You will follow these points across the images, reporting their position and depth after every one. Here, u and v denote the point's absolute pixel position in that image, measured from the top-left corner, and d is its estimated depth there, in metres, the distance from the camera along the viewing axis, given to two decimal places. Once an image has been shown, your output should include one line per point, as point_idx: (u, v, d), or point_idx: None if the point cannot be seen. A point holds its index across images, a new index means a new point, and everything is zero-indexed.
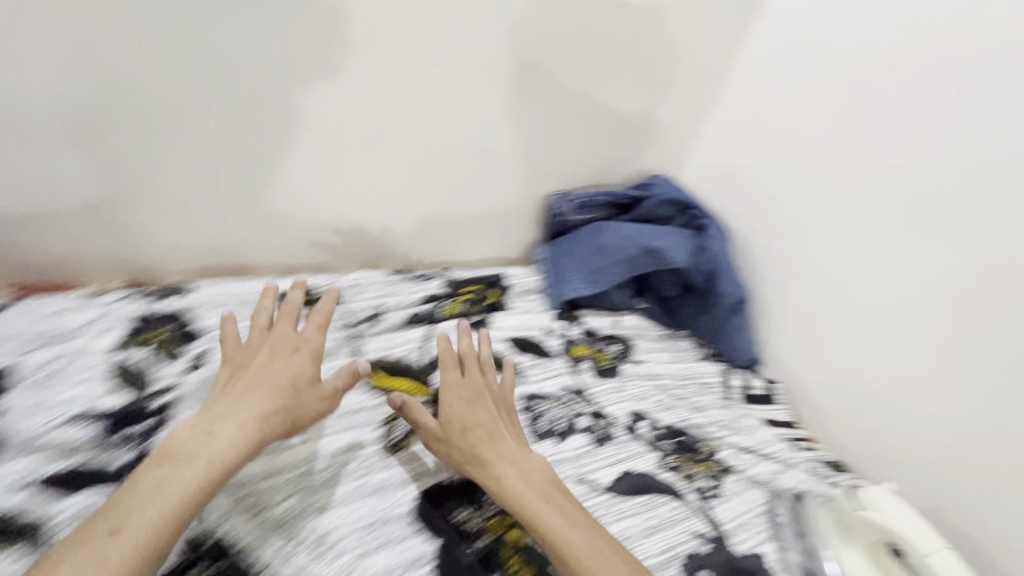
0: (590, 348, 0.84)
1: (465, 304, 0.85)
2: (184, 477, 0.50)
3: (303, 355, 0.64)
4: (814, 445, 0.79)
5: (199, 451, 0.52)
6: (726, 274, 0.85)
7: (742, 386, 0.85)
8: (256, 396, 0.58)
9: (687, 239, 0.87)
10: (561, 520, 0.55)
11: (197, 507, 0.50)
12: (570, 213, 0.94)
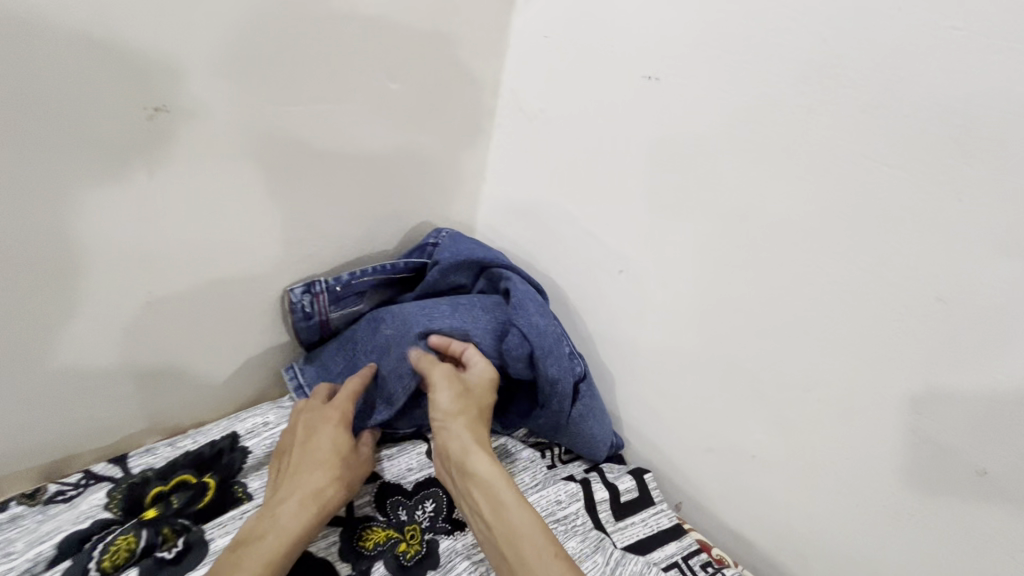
0: (387, 527, 0.55)
1: (150, 527, 0.48)
2: (254, 558, 0.44)
3: (340, 425, 0.55)
4: (713, 553, 0.60)
5: (269, 527, 0.47)
6: (548, 353, 0.60)
7: (608, 496, 0.62)
8: (311, 471, 0.51)
9: (487, 313, 0.63)
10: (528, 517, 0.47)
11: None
12: (324, 311, 0.64)
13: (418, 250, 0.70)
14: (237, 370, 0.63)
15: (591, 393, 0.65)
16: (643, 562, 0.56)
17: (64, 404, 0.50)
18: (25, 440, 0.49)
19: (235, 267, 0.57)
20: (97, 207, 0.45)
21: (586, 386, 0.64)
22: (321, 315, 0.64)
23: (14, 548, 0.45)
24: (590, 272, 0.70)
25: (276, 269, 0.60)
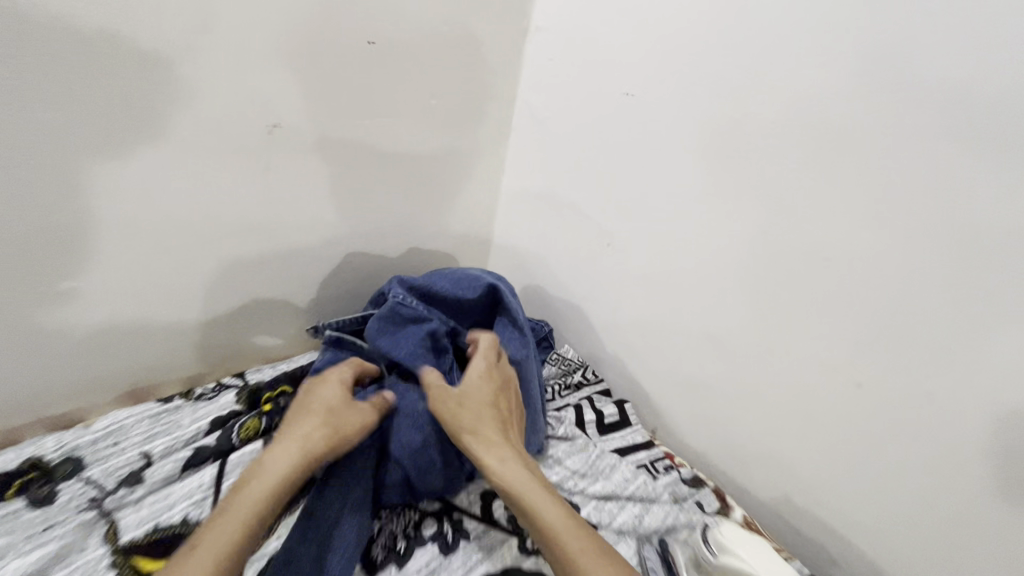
0: None
1: (267, 415, 0.69)
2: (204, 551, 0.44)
3: (327, 419, 0.57)
4: (675, 460, 0.77)
5: (223, 517, 0.47)
6: (425, 472, 0.61)
7: (594, 418, 0.81)
8: (301, 428, 0.55)
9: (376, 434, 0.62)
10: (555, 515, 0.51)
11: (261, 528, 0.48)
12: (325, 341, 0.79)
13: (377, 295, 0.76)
14: (308, 312, 0.85)
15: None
16: (616, 455, 0.74)
17: (203, 325, 0.74)
18: (181, 348, 0.74)
19: (317, 234, 0.79)
20: (229, 190, 0.67)
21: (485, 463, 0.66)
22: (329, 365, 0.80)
23: (181, 422, 0.67)
24: (584, 245, 0.89)
25: (338, 237, 0.82)
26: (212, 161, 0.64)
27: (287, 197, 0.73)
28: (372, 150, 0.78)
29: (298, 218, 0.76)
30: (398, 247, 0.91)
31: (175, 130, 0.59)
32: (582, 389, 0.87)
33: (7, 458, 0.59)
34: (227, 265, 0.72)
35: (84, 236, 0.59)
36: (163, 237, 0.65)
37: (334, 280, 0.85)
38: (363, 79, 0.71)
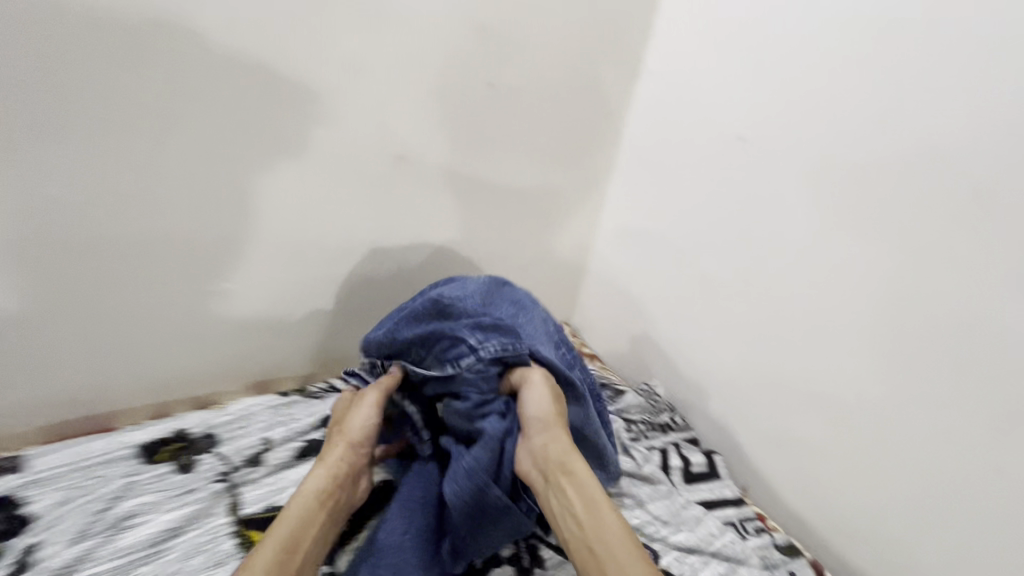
0: None
1: None
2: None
3: (353, 446, 0.59)
4: (766, 523, 0.72)
5: (263, 545, 0.50)
6: None
7: (680, 465, 0.78)
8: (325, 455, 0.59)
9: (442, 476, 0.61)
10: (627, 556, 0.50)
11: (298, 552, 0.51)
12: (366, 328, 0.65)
13: (428, 306, 0.64)
14: None
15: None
16: (702, 507, 0.71)
17: (321, 330, 0.83)
18: (303, 349, 0.84)
19: (427, 257, 0.86)
20: (356, 212, 0.75)
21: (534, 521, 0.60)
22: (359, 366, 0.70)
23: (297, 415, 0.75)
24: (681, 285, 0.88)
25: (444, 259, 0.88)
26: (345, 186, 0.73)
27: (403, 220, 0.80)
28: (484, 183, 0.84)
29: (411, 240, 0.82)
30: (496, 273, 0.95)
31: (319, 156, 0.69)
32: (670, 431, 0.84)
33: (162, 427, 0.70)
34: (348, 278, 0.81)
35: (238, 242, 0.70)
36: (299, 248, 0.74)
37: None
38: (482, 118, 0.77)
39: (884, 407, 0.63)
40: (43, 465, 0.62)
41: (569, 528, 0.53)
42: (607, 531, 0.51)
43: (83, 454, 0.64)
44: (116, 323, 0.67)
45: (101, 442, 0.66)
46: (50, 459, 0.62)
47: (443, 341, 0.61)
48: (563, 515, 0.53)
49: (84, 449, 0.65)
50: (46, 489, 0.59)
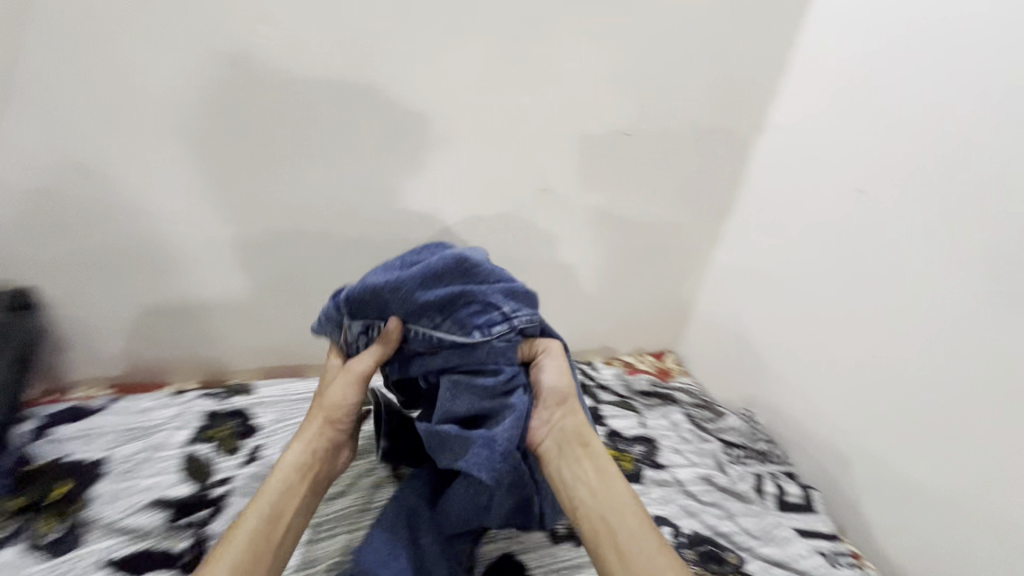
0: (613, 448, 0.85)
1: None
2: (232, 546, 0.51)
3: (332, 421, 0.62)
4: (860, 560, 0.73)
5: (247, 516, 0.54)
6: None
7: (775, 491, 0.82)
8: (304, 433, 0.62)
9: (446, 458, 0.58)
10: (637, 527, 0.54)
11: (276, 530, 0.54)
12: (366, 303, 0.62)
13: (452, 266, 0.61)
14: None
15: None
16: (794, 531, 0.75)
17: None
18: None
19: (553, 270, 1.01)
20: (503, 227, 0.92)
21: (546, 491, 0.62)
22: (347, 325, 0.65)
23: None
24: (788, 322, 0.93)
25: (567, 274, 1.02)
26: (498, 206, 0.90)
27: (538, 238, 0.96)
28: (610, 215, 0.97)
29: (542, 254, 0.98)
30: (610, 292, 1.08)
31: (482, 182, 0.87)
32: (769, 461, 0.88)
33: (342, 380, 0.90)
34: None
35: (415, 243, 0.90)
36: (455, 253, 0.93)
37: (557, 311, 1.07)
38: (615, 159, 0.91)
39: (991, 456, 0.64)
40: (267, 392, 0.83)
41: (581, 499, 0.57)
42: (622, 502, 0.56)
43: (291, 390, 0.85)
44: (319, 294, 0.90)
45: (302, 384, 0.87)
46: (270, 388, 0.84)
47: (473, 306, 0.60)
48: (575, 485, 0.57)
49: (292, 386, 0.86)
50: (267, 409, 0.81)
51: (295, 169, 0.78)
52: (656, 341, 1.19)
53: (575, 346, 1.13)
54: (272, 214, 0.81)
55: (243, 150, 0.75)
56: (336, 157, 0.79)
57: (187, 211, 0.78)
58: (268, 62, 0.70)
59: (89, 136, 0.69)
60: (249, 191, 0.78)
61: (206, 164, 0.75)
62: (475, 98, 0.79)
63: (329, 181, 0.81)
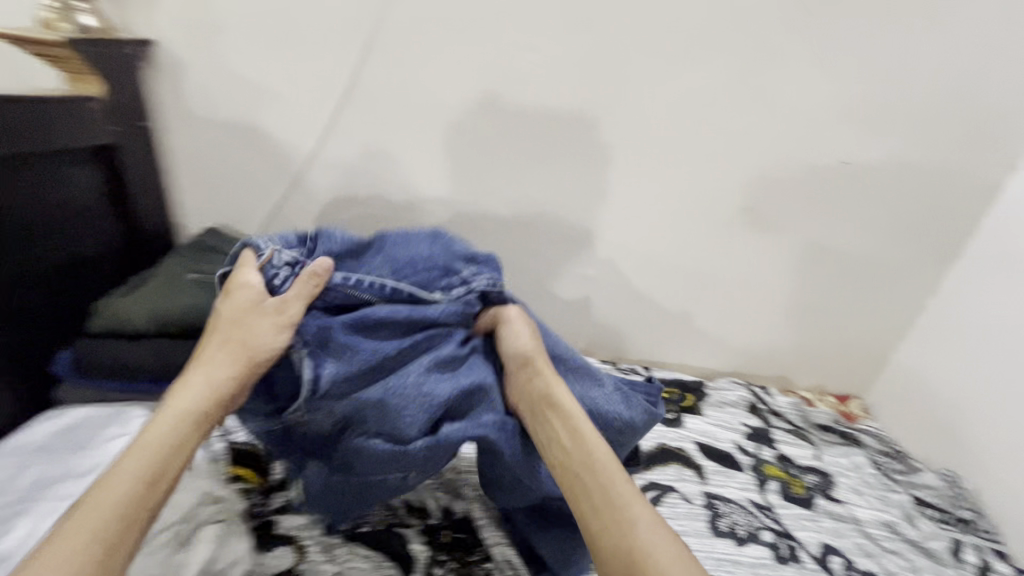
0: (782, 470, 0.85)
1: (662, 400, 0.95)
2: (97, 515, 0.43)
3: (251, 358, 0.56)
4: None
5: (124, 467, 0.47)
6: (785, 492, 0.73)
7: (978, 563, 0.73)
8: (218, 367, 0.55)
9: (331, 416, 0.56)
10: (604, 476, 0.52)
11: (166, 476, 0.48)
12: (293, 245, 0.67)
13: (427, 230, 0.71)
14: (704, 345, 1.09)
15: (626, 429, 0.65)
16: None
17: (637, 323, 1.08)
18: (620, 334, 1.10)
19: (740, 290, 1.03)
20: (701, 238, 0.98)
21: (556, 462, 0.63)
22: (270, 247, 0.64)
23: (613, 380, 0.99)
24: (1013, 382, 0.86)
25: (754, 295, 1.03)
26: (697, 221, 0.96)
27: (735, 254, 0.99)
28: (811, 243, 0.98)
29: (736, 271, 1.01)
30: (799, 320, 1.06)
31: (687, 197, 0.94)
32: (975, 532, 0.79)
33: None
34: (672, 290, 1.04)
35: (613, 244, 1.00)
36: (646, 258, 1.01)
37: (734, 331, 1.08)
38: (827, 188, 0.92)
39: None
40: None
41: (556, 456, 0.56)
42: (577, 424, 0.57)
43: None
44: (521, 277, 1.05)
45: None
46: None
47: (431, 270, 0.66)
48: (550, 446, 0.56)
49: None
50: None
51: (529, 169, 0.94)
52: (842, 381, 1.13)
53: (751, 368, 1.12)
54: (506, 203, 0.97)
55: (494, 150, 0.93)
56: (563, 163, 0.93)
57: (441, 195, 0.98)
58: (532, 80, 0.86)
59: (395, 128, 0.92)
60: (489, 183, 0.96)
61: (463, 160, 0.94)
62: (699, 117, 0.87)
63: (552, 183, 0.95)
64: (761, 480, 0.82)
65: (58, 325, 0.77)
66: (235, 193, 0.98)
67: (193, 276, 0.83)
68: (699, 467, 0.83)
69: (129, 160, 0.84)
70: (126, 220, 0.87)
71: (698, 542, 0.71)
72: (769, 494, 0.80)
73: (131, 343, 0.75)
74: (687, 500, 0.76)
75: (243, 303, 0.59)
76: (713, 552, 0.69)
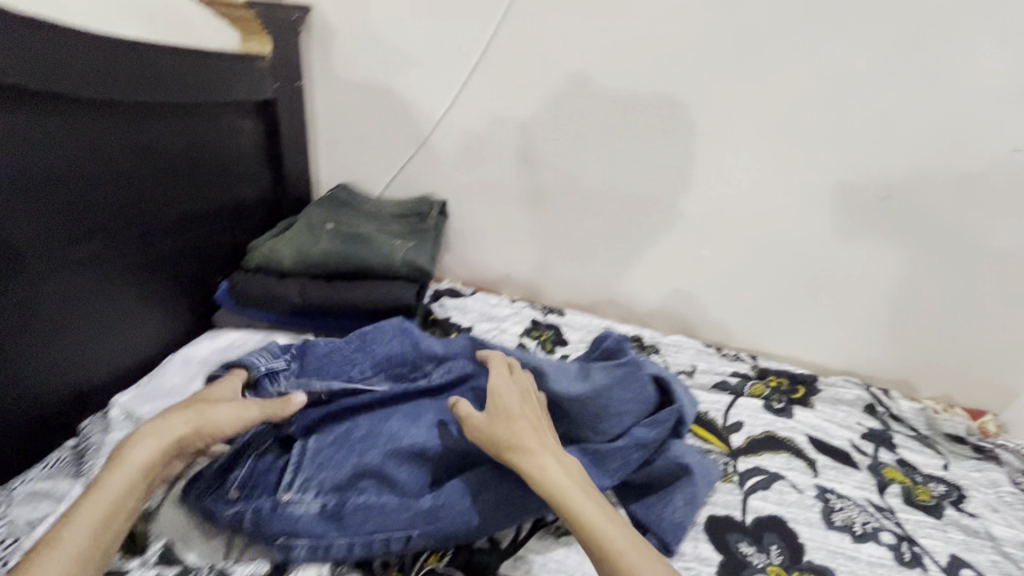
0: (903, 474, 0.79)
1: (771, 389, 0.92)
2: (44, 570, 0.42)
3: (200, 437, 0.55)
4: None
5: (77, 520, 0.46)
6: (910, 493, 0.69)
7: None
8: (162, 434, 0.53)
9: (321, 500, 0.53)
10: (597, 521, 0.49)
11: (102, 542, 0.46)
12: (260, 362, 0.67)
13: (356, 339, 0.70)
14: (817, 340, 1.03)
15: (625, 379, 0.66)
16: None
17: (745, 311, 1.04)
18: (726, 321, 1.07)
19: (866, 285, 0.96)
20: (829, 224, 0.92)
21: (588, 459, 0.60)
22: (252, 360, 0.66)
23: (717, 363, 0.97)
24: None
25: (884, 292, 0.95)
26: (826, 205, 0.91)
27: (868, 245, 0.92)
28: (960, 240, 0.88)
29: (866, 265, 0.94)
30: (934, 324, 0.96)
31: (817, 179, 0.89)
32: None
33: (630, 330, 1.03)
34: (789, 280, 0.99)
35: (729, 225, 0.97)
36: (763, 243, 0.97)
37: (854, 330, 1.00)
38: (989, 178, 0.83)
39: None
40: (575, 317, 1.01)
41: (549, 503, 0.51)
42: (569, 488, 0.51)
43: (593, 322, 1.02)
44: (628, 252, 1.04)
45: (601, 321, 1.02)
46: (577, 316, 1.02)
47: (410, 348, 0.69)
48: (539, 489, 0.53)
49: (593, 321, 1.03)
50: (575, 330, 0.98)
51: (649, 142, 0.93)
52: (978, 398, 1.02)
53: (870, 373, 1.04)
54: (620, 175, 0.97)
55: (614, 120, 0.93)
56: (686, 136, 0.91)
57: (556, 164, 0.99)
58: (663, 49, 0.86)
59: (521, 94, 0.95)
60: (604, 155, 0.96)
61: (583, 130, 0.95)
62: (844, 92, 0.82)
63: (671, 158, 0.94)
64: (880, 481, 0.77)
65: (219, 257, 0.87)
66: (364, 155, 1.06)
67: (330, 225, 0.90)
68: (811, 459, 0.79)
69: (283, 116, 0.93)
70: (276, 170, 0.96)
71: (809, 530, 0.68)
72: (888, 497, 0.75)
73: (279, 280, 0.84)
74: (797, 489, 0.74)
75: (219, 394, 0.60)
76: (825, 543, 0.67)
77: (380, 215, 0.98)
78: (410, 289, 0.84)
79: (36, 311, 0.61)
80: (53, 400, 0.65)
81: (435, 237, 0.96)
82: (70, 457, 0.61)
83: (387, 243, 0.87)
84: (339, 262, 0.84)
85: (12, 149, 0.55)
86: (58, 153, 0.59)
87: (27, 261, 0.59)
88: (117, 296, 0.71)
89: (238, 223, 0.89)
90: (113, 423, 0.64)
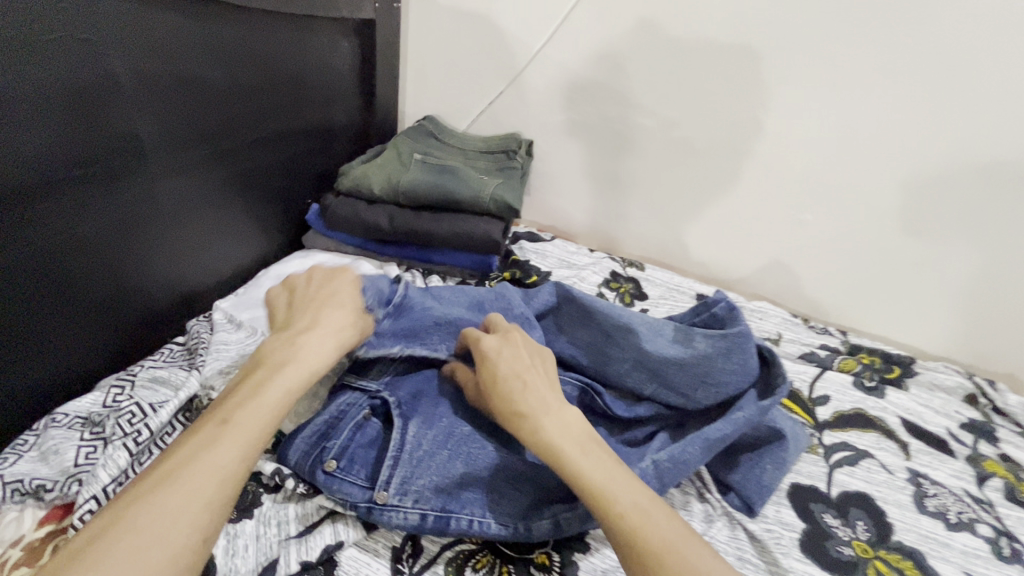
0: (1006, 469, 0.74)
1: (861, 365, 0.87)
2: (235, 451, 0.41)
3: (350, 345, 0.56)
4: None
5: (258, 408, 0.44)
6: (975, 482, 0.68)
7: None
8: (327, 333, 0.53)
9: (420, 510, 0.49)
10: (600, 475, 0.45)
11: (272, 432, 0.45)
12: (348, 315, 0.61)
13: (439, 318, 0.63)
14: (917, 321, 0.96)
15: (729, 349, 0.61)
16: None
17: (839, 283, 0.98)
18: (815, 292, 1.01)
19: (987, 267, 0.87)
20: (954, 196, 0.83)
21: (687, 453, 0.55)
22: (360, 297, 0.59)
23: (803, 334, 0.92)
24: None
25: (1007, 276, 0.87)
26: (954, 174, 0.82)
27: (1001, 222, 0.83)
28: None
29: (996, 244, 0.84)
30: None
31: (948, 143, 0.80)
32: None
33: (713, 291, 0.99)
34: (895, 254, 0.91)
35: (835, 189, 0.90)
36: (872, 210, 0.89)
37: (963, 317, 0.93)
38: None
39: None
40: (657, 273, 0.98)
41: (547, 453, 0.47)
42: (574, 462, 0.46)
43: (675, 278, 0.98)
44: (716, 210, 0.99)
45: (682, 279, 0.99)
46: (659, 272, 0.99)
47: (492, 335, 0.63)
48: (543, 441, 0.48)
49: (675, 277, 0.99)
50: (656, 285, 0.95)
51: (758, 89, 0.86)
52: None
53: (975, 362, 0.96)
54: (718, 125, 0.91)
55: (720, 63, 0.86)
56: (800, 85, 0.84)
57: (651, 108, 0.94)
58: None
59: (624, 30, 0.89)
60: (704, 102, 0.90)
61: (684, 73, 0.89)
62: (1000, 43, 0.72)
63: (780, 109, 0.86)
64: (980, 474, 0.72)
65: (312, 180, 0.89)
66: (454, 89, 1.03)
67: (418, 155, 0.90)
68: (903, 442, 0.75)
69: (379, 40, 0.91)
70: (368, 97, 0.95)
71: (899, 511, 0.65)
72: (987, 490, 0.70)
73: (368, 206, 0.85)
74: (886, 468, 0.70)
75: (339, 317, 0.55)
76: (916, 526, 0.63)
77: (466, 150, 0.96)
78: (497, 226, 0.83)
79: (156, 211, 0.64)
80: (167, 298, 0.69)
81: (521, 176, 0.94)
82: (180, 352, 0.65)
83: (476, 178, 0.86)
84: (427, 193, 0.83)
85: (142, 52, 0.57)
86: (179, 53, 0.61)
87: (149, 159, 0.61)
88: (225, 206, 0.74)
89: (330, 147, 0.90)
90: (218, 324, 0.67)
